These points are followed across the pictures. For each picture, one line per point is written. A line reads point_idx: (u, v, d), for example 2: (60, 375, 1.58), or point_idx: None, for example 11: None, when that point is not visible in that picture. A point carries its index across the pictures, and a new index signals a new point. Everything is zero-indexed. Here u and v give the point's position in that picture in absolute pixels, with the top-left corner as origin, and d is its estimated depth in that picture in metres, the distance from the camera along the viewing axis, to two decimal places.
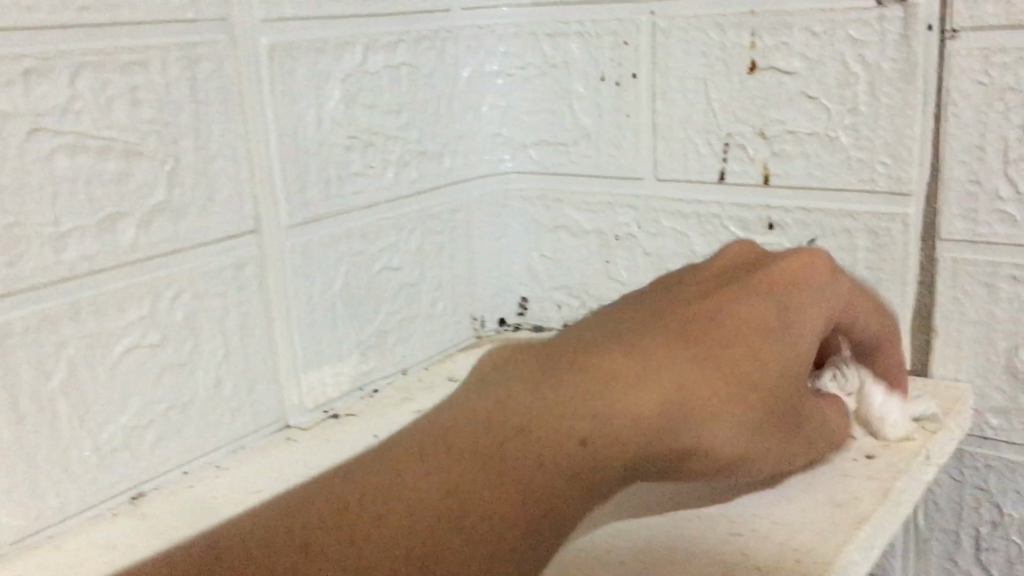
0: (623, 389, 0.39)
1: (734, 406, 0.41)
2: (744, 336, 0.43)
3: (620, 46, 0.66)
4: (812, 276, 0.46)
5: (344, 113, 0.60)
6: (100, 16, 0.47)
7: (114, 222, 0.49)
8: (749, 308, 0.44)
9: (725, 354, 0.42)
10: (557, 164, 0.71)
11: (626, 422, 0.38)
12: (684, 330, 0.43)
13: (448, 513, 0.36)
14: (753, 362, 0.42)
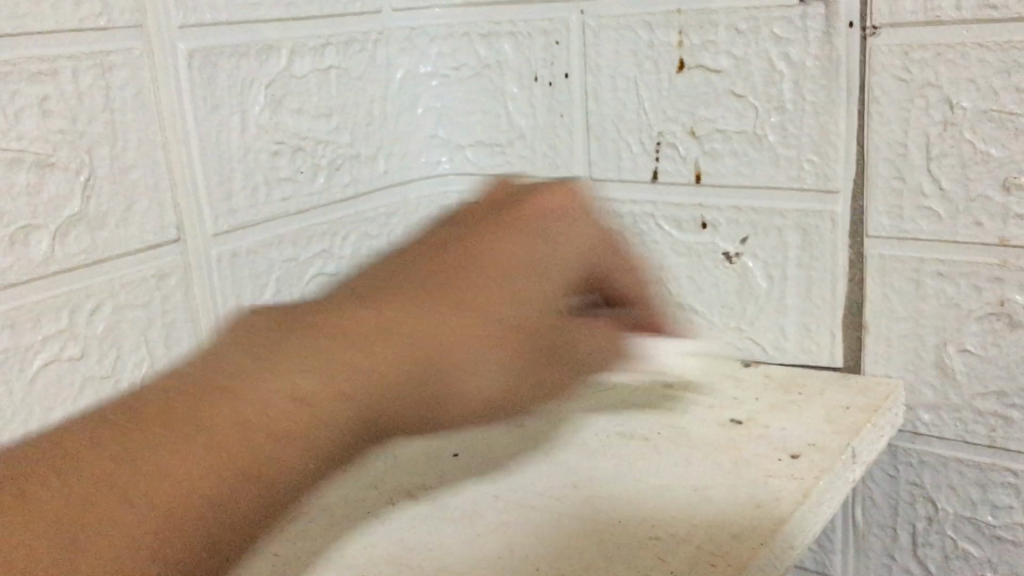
0: (379, 348, 0.45)
1: (491, 346, 0.44)
2: (504, 272, 0.47)
3: (552, 45, 0.65)
4: (555, 219, 0.50)
5: (270, 118, 0.60)
6: (5, 25, 0.46)
7: (27, 235, 0.48)
8: (515, 249, 0.48)
9: (496, 297, 0.46)
10: (494, 166, 0.70)
11: (349, 385, 0.44)
12: (454, 278, 0.48)
13: (198, 476, 0.38)
14: (511, 293, 0.46)
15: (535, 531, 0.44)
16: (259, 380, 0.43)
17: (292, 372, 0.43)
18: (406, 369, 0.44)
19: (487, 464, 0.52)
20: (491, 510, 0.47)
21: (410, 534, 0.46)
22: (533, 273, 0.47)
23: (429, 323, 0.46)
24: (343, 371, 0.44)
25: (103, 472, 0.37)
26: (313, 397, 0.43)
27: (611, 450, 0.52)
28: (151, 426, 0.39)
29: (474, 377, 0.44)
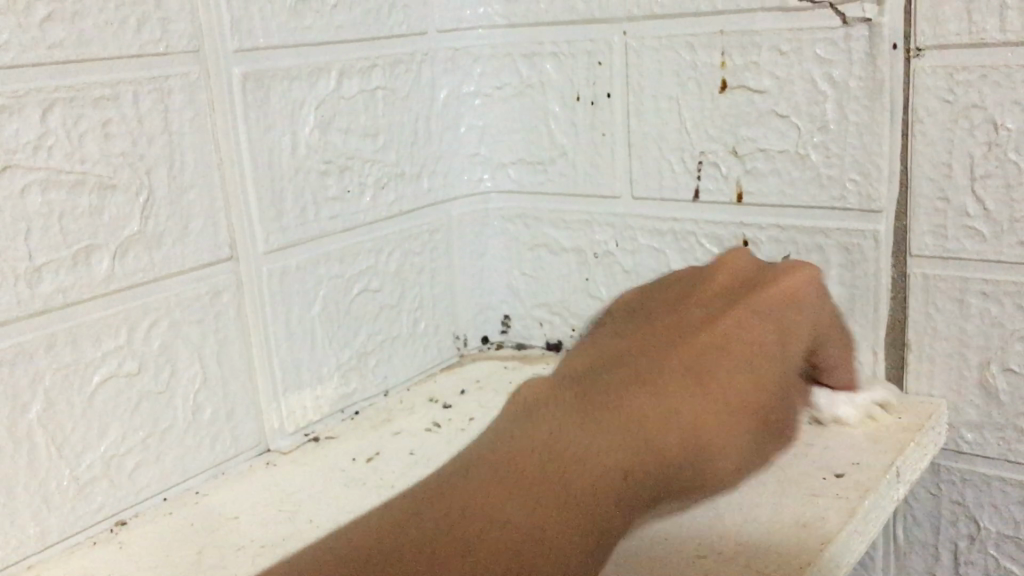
0: (590, 441, 0.46)
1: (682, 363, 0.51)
2: (754, 366, 0.51)
3: (595, 65, 0.66)
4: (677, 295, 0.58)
5: (319, 139, 0.61)
6: (71, 53, 0.48)
7: (89, 254, 0.49)
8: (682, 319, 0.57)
9: (738, 374, 0.50)
10: (536, 183, 0.71)
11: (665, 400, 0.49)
12: (682, 356, 0.51)
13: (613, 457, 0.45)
14: (676, 404, 0.48)
15: None
16: (574, 473, 0.43)
17: (598, 454, 0.45)
18: (664, 451, 0.46)
19: None
20: None
21: None
22: (752, 383, 0.50)
23: (683, 407, 0.48)
24: (591, 460, 0.44)
25: (433, 540, 0.39)
26: (599, 465, 0.44)
27: None
28: (483, 523, 0.40)
29: (607, 457, 0.45)
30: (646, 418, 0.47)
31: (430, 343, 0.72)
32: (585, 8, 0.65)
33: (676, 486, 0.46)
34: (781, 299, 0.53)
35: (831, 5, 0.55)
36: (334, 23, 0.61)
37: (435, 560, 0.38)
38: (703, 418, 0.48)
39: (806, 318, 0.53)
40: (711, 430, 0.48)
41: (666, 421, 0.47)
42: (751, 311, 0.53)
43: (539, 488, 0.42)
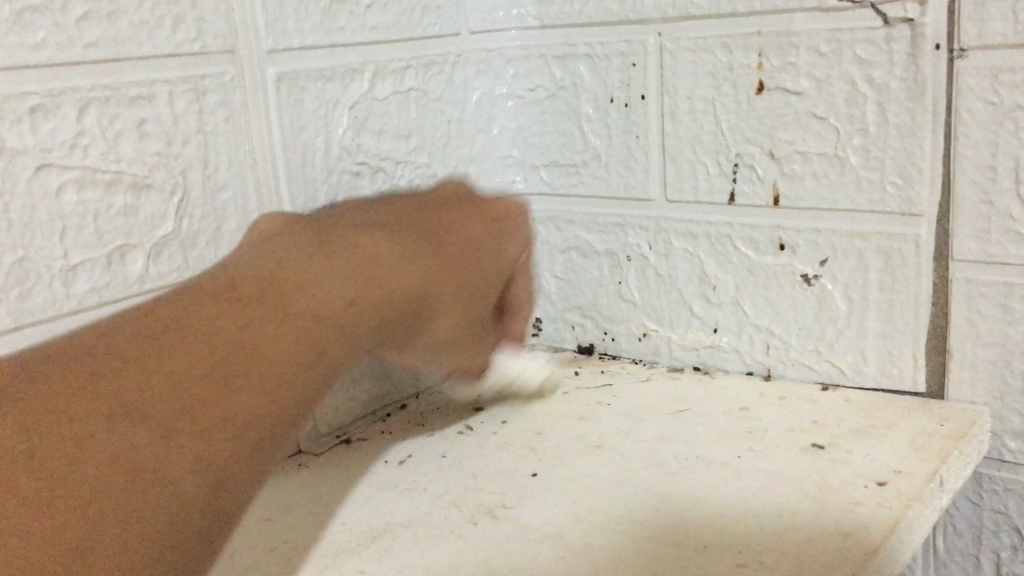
0: (302, 293, 0.42)
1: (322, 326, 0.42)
2: (476, 256, 0.49)
3: (629, 67, 0.65)
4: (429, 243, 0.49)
5: (352, 140, 0.61)
6: (107, 52, 0.48)
7: (123, 254, 0.49)
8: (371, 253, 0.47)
9: (467, 250, 0.49)
10: (568, 186, 0.71)
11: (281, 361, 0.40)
12: (415, 225, 0.49)
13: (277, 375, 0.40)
14: (422, 263, 0.47)
15: (621, 552, 0.44)
16: (308, 317, 0.42)
17: (318, 302, 0.42)
18: (344, 318, 0.43)
19: (566, 484, 0.52)
20: (573, 530, 0.47)
21: (493, 552, 0.46)
22: (441, 258, 0.48)
23: (345, 254, 0.45)
24: (275, 342, 0.40)
25: (169, 372, 0.36)
26: (298, 315, 0.42)
27: (693, 472, 0.51)
28: (209, 394, 0.36)
29: (327, 296, 0.43)
30: (365, 253, 0.45)
31: None
32: (620, 9, 0.65)
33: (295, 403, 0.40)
34: (489, 221, 0.50)
35: (873, 5, 0.54)
36: (368, 25, 0.61)
37: (167, 427, 0.35)
38: (375, 284, 0.45)
39: (510, 243, 0.51)
40: (427, 300, 0.47)
41: (385, 271, 0.45)
42: (464, 220, 0.50)
43: (192, 329, 0.38)
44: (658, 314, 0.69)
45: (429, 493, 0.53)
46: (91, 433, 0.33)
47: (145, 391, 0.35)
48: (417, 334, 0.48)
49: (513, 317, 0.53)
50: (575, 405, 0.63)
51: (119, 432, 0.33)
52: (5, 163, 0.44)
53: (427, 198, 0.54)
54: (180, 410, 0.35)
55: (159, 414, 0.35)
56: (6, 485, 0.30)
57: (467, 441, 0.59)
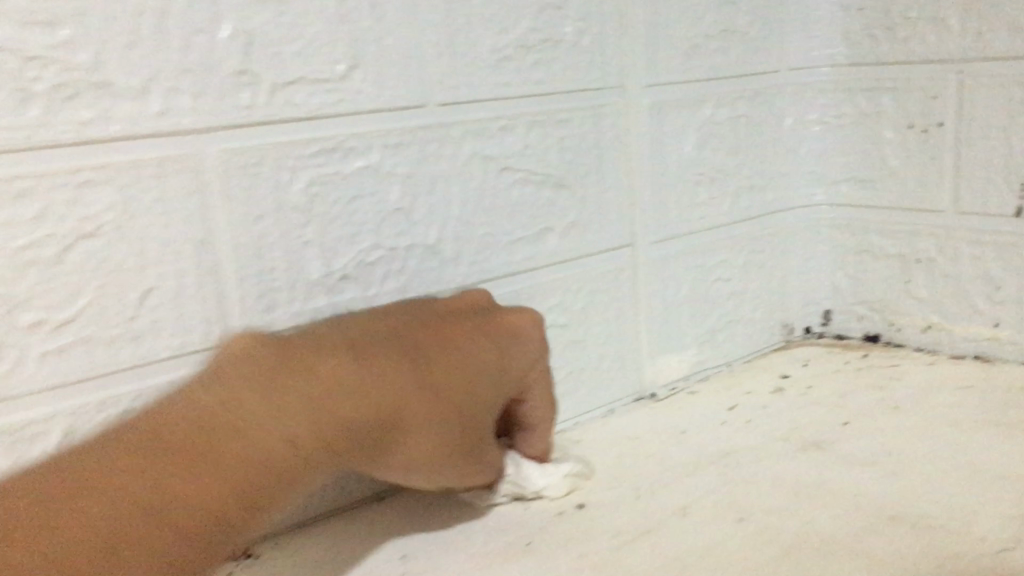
0: (301, 380, 0.47)
1: (424, 434, 0.50)
2: (463, 371, 0.52)
3: (929, 100, 0.77)
4: (468, 352, 0.53)
5: (697, 155, 0.77)
6: (547, 87, 0.66)
7: (545, 233, 0.68)
8: (476, 348, 0.53)
9: (465, 368, 0.52)
10: (865, 198, 0.83)
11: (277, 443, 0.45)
12: (359, 339, 0.50)
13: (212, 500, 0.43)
14: (396, 377, 0.49)
15: (928, 476, 0.57)
16: (246, 440, 0.45)
17: (312, 399, 0.47)
18: (380, 401, 0.48)
19: (875, 431, 0.64)
20: (886, 460, 0.59)
21: (823, 469, 0.59)
22: (466, 383, 0.52)
23: (345, 377, 0.48)
24: (264, 421, 0.45)
25: (222, 468, 0.44)
26: (316, 395, 0.47)
27: (983, 430, 0.63)
28: (227, 431, 0.45)
29: (349, 393, 0.47)
30: (324, 383, 0.47)
31: (766, 327, 0.85)
32: (924, 51, 0.77)
33: (358, 445, 0.48)
34: (498, 333, 0.54)
35: None
36: (715, 64, 0.76)
37: (199, 454, 0.44)
38: (448, 407, 0.51)
39: (518, 363, 0.55)
40: (403, 427, 0.49)
41: (365, 384, 0.48)
42: (466, 344, 0.53)
43: (193, 455, 0.44)
44: (942, 309, 0.80)
45: (759, 430, 0.67)
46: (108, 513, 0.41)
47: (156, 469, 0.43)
48: (385, 452, 0.49)
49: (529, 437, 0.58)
50: (871, 377, 0.76)
51: (250, 460, 0.44)
52: (485, 164, 0.63)
53: (426, 309, 0.55)
54: (211, 493, 0.43)
55: (208, 484, 0.43)
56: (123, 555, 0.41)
57: (783, 399, 0.73)
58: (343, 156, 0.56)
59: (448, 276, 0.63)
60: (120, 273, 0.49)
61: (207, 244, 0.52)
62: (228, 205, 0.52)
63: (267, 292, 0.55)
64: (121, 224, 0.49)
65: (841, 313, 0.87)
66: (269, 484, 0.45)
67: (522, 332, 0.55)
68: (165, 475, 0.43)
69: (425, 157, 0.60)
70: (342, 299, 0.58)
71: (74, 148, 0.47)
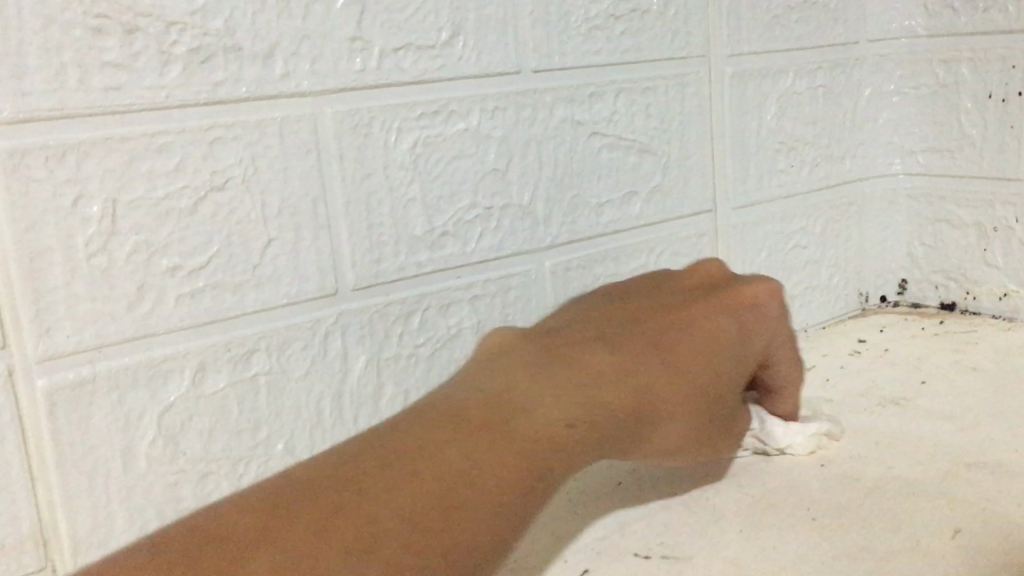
0: (520, 425, 0.45)
1: (676, 403, 0.49)
2: (685, 350, 0.52)
3: (1009, 69, 0.78)
4: (700, 333, 0.53)
5: (776, 124, 0.79)
6: (633, 56, 0.68)
7: (629, 197, 0.70)
8: (709, 331, 0.53)
9: (689, 340, 0.52)
10: (942, 168, 0.84)
11: (561, 413, 0.46)
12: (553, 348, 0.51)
13: (494, 489, 0.42)
14: (625, 386, 0.49)
15: (1008, 428, 0.58)
16: (509, 417, 0.45)
17: (503, 445, 0.44)
18: (636, 384, 0.49)
19: (954, 390, 0.66)
20: (965, 415, 0.61)
21: (903, 423, 0.61)
22: (699, 364, 0.51)
23: (596, 364, 0.50)
24: (532, 399, 0.47)
25: (394, 487, 0.40)
26: (522, 441, 0.44)
27: None
28: (423, 455, 0.42)
29: (550, 414, 0.46)
30: (581, 369, 0.49)
31: (841, 294, 0.87)
32: (1005, 20, 0.77)
33: (622, 437, 0.48)
34: (735, 306, 0.54)
35: None
36: (795, 35, 0.78)
37: (438, 501, 0.40)
38: (628, 391, 0.49)
39: (755, 342, 0.54)
40: (654, 409, 0.49)
41: (590, 388, 0.48)
42: (698, 316, 0.54)
43: (422, 463, 0.41)
44: (1020, 277, 0.80)
45: (837, 388, 0.69)
46: (363, 498, 0.39)
47: (274, 531, 0.37)
48: (642, 440, 0.49)
49: (780, 398, 0.57)
50: (948, 342, 0.77)
51: (473, 499, 0.40)
52: (573, 129, 0.66)
53: (615, 306, 0.57)
54: (502, 471, 0.42)
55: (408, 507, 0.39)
56: (339, 520, 0.38)
57: (860, 361, 0.74)
58: (443, 120, 0.60)
59: (539, 236, 0.66)
60: (245, 225, 0.53)
61: (322, 199, 0.55)
62: (341, 163, 0.56)
63: (375, 246, 0.58)
64: (246, 179, 0.52)
65: (916, 282, 0.88)
66: (475, 501, 0.41)
67: (752, 303, 0.54)
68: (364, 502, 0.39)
69: (519, 121, 0.63)
70: (442, 256, 0.61)
71: (207, 107, 0.50)
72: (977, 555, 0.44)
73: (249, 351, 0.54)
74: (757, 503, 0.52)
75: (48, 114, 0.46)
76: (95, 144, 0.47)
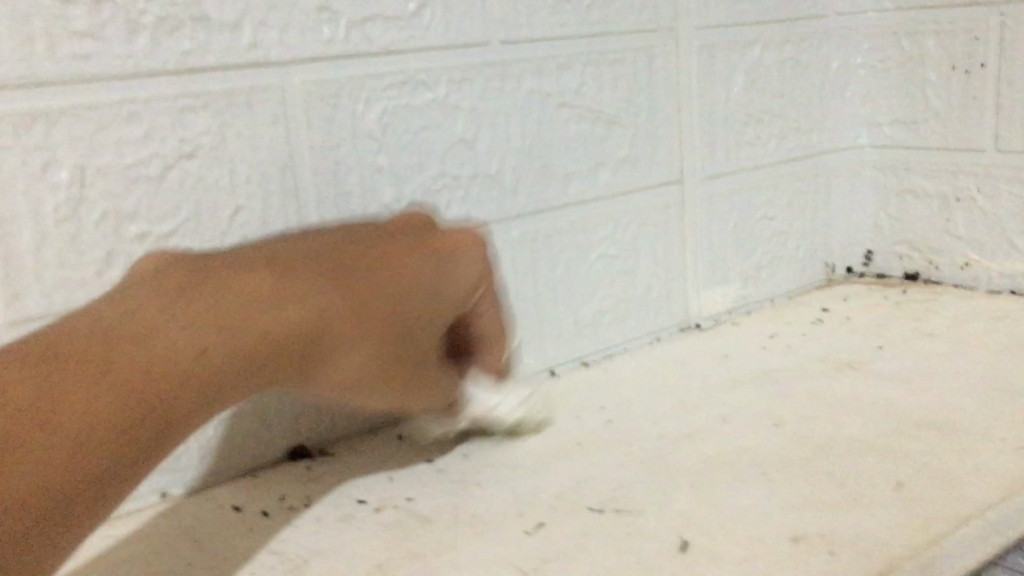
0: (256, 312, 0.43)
1: (405, 311, 0.48)
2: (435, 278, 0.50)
3: (973, 42, 0.79)
4: (432, 259, 0.50)
5: (744, 96, 0.80)
6: (602, 28, 0.70)
7: (598, 168, 0.72)
8: (419, 262, 0.49)
9: (439, 266, 0.49)
10: (909, 140, 0.86)
11: (297, 306, 0.44)
12: (326, 259, 0.47)
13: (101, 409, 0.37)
14: (415, 287, 0.48)
15: (958, 392, 0.60)
16: (235, 310, 0.43)
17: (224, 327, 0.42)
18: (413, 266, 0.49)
19: (910, 356, 0.68)
20: (919, 378, 0.63)
21: (860, 387, 0.63)
22: (445, 267, 0.50)
23: (356, 278, 0.47)
24: (270, 304, 0.44)
25: (86, 382, 0.37)
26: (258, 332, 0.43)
27: (1014, 354, 0.66)
28: (153, 334, 0.40)
29: (297, 312, 0.44)
30: (308, 267, 0.46)
31: (808, 265, 0.88)
32: None
33: (355, 345, 0.46)
34: (433, 246, 0.50)
35: None
36: (763, 8, 0.79)
37: (102, 366, 0.38)
38: (387, 304, 0.47)
39: (455, 268, 0.50)
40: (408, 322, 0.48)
41: (310, 289, 0.45)
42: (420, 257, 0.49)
43: (137, 339, 0.40)
44: (981, 247, 0.82)
45: (798, 353, 0.71)
46: None
47: (2, 410, 0.35)
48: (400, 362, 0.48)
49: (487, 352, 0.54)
50: (908, 309, 0.79)
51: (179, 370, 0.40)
52: (542, 100, 0.67)
53: (387, 221, 0.55)
54: (126, 391, 0.38)
55: (109, 410, 0.37)
56: None
57: (823, 328, 0.76)
58: (412, 90, 0.61)
59: (509, 205, 0.67)
60: (213, 192, 0.54)
61: (290, 168, 0.57)
62: (310, 132, 0.57)
63: (344, 214, 0.59)
64: (215, 147, 0.54)
65: (881, 253, 0.90)
66: (163, 417, 0.39)
67: (459, 244, 0.51)
68: (74, 381, 0.37)
69: (487, 92, 0.64)
70: (411, 224, 0.63)
71: (174, 77, 0.51)
72: (915, 505, 0.46)
73: None
74: (708, 460, 0.54)
75: (19, 81, 0.47)
76: (65, 111, 0.48)
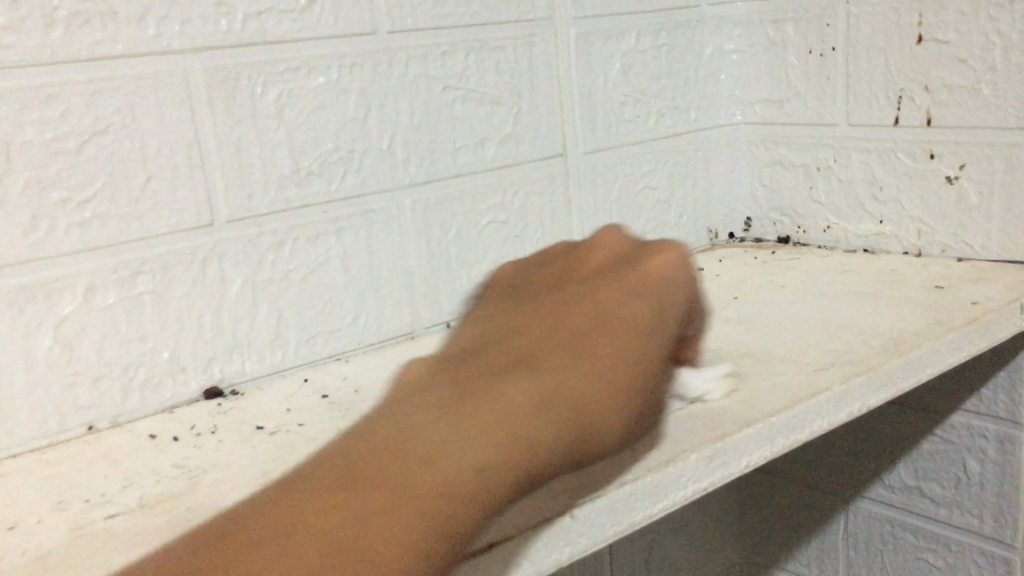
0: (507, 403, 0.40)
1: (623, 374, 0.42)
2: (603, 314, 0.45)
3: (824, 27, 0.89)
4: (595, 307, 0.45)
5: (622, 79, 0.89)
6: (482, 18, 0.78)
7: (484, 143, 0.80)
8: (592, 305, 0.45)
9: (616, 319, 0.44)
10: (776, 117, 0.95)
11: (530, 436, 0.39)
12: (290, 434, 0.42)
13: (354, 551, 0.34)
14: (615, 352, 0.42)
15: (787, 329, 0.70)
16: (429, 462, 0.37)
17: (514, 407, 0.40)
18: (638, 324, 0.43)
19: (758, 303, 0.78)
20: (758, 320, 0.73)
21: (707, 328, 0.72)
22: (617, 318, 0.44)
23: (524, 391, 0.40)
24: (469, 429, 0.39)
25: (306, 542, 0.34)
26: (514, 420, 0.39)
27: (846, 299, 0.76)
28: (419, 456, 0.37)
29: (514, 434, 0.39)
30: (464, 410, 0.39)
31: (691, 231, 0.98)
32: None
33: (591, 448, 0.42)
34: (639, 280, 0.45)
35: None
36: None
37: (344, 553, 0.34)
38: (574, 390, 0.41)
39: (670, 299, 0.45)
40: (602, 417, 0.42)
41: (517, 405, 0.40)
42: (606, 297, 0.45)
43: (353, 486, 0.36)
44: (839, 210, 0.92)
45: None
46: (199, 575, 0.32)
47: None
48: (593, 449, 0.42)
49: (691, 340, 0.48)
50: (770, 266, 0.89)
51: (502, 454, 0.38)
52: (428, 83, 0.76)
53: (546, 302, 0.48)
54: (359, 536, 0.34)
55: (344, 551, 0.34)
56: None
57: (694, 284, 0.85)
58: (305, 75, 0.69)
59: (401, 177, 0.76)
60: (125, 164, 0.62)
61: (195, 144, 0.65)
62: (212, 112, 0.65)
63: (247, 184, 0.67)
64: (125, 125, 0.62)
65: (759, 219, 0.99)
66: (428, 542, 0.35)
67: (665, 268, 0.46)
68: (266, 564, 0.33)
69: (376, 76, 0.73)
70: (310, 193, 0.71)
71: (87, 63, 0.59)
72: (713, 413, 0.55)
73: (134, 273, 0.63)
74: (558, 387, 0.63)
75: None
76: None
